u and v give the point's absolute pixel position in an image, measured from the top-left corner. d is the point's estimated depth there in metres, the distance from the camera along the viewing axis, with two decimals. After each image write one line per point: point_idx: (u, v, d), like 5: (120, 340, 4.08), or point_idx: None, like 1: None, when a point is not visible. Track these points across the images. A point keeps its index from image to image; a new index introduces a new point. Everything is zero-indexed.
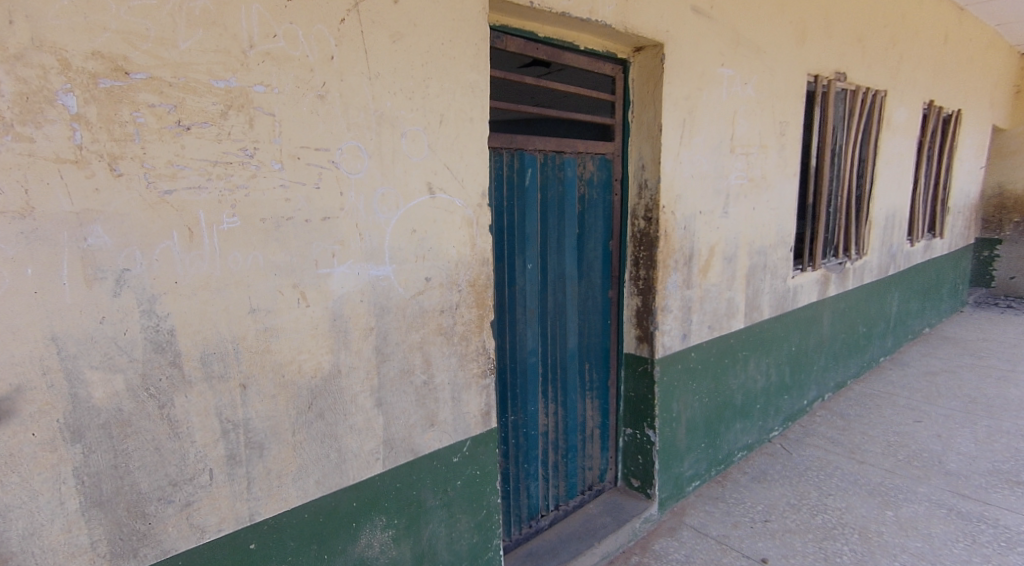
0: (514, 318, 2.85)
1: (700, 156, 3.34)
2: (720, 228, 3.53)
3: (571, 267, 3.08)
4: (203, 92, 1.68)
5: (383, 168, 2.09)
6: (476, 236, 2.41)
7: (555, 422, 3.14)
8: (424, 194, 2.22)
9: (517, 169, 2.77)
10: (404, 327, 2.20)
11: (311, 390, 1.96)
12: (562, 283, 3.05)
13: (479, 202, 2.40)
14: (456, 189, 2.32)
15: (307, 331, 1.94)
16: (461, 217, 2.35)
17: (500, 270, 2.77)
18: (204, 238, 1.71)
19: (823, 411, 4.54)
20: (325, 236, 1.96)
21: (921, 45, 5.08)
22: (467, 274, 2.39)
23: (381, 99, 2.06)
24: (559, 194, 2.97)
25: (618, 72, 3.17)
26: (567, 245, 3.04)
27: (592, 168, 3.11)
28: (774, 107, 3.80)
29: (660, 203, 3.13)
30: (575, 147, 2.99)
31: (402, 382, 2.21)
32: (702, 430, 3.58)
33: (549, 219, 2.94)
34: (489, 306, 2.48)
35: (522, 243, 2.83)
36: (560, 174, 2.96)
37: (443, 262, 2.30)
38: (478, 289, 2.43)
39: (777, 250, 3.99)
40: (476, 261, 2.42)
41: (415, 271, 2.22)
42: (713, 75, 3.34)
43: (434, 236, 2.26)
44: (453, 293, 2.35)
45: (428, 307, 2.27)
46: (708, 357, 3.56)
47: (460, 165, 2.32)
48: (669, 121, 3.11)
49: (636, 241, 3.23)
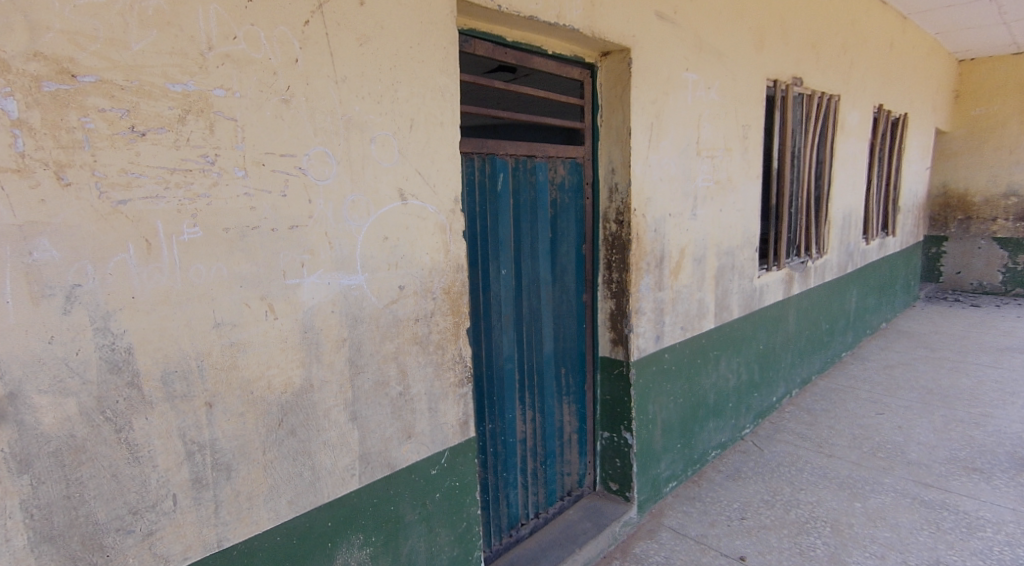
0: (490, 325, 2.80)
1: (668, 160, 3.36)
2: (689, 230, 3.56)
3: (545, 272, 3.06)
4: (158, 96, 1.59)
5: (352, 174, 2.02)
6: (449, 242, 2.36)
7: (533, 429, 3.10)
8: (396, 200, 2.16)
9: (490, 173, 2.73)
10: (378, 338, 2.13)
11: (281, 406, 1.87)
12: (536, 288, 3.02)
13: (452, 208, 2.35)
14: (428, 195, 2.26)
15: (276, 345, 1.86)
16: (434, 223, 2.29)
17: (474, 277, 2.72)
18: (162, 250, 1.61)
19: (791, 407, 4.60)
20: (293, 245, 1.88)
21: (871, 50, 5.25)
22: (441, 281, 2.33)
23: (349, 103, 2.00)
24: (532, 199, 2.94)
25: (586, 77, 3.16)
26: (541, 250, 3.02)
27: (563, 172, 3.09)
28: (737, 111, 3.85)
29: (631, 207, 3.13)
30: (546, 151, 2.97)
31: (377, 395, 2.13)
32: (677, 431, 3.59)
33: (523, 223, 2.91)
34: (465, 313, 2.42)
35: (496, 248, 2.79)
36: (532, 178, 2.93)
37: (416, 270, 2.24)
38: (453, 296, 2.38)
39: (744, 250, 4.05)
40: (450, 268, 2.36)
41: (388, 279, 2.15)
42: (678, 79, 3.37)
43: (407, 242, 2.20)
44: (428, 302, 2.29)
45: (402, 316, 2.20)
46: (681, 358, 3.58)
47: (432, 170, 2.27)
48: (637, 125, 3.12)
49: (609, 245, 3.22)
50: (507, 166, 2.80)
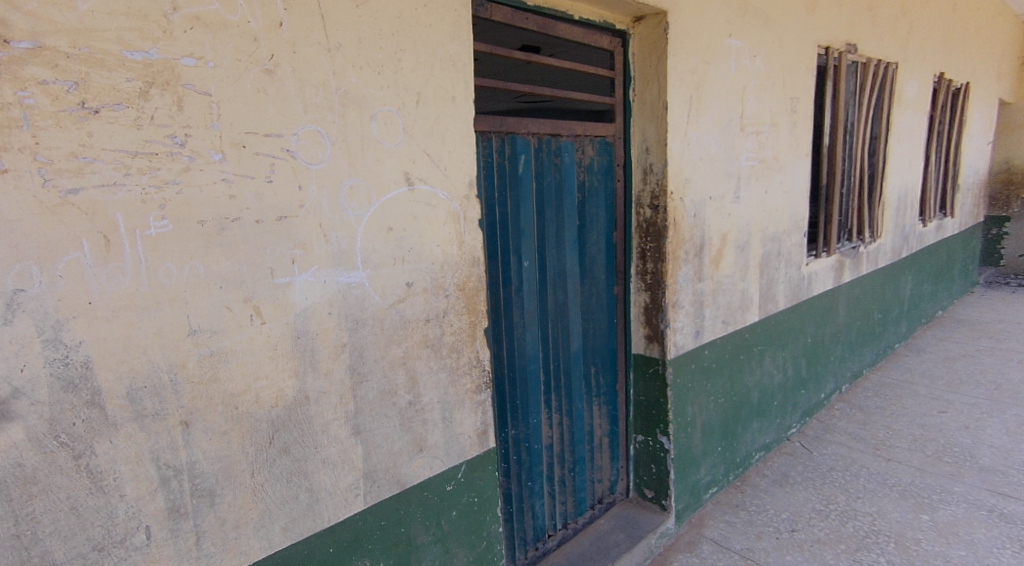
0: (511, 322, 2.55)
1: (709, 137, 3.04)
2: (731, 214, 3.23)
3: (573, 263, 2.78)
4: (112, 66, 1.36)
5: (350, 156, 1.78)
6: (464, 232, 2.10)
7: (560, 433, 2.84)
8: (401, 185, 1.90)
9: (509, 155, 2.46)
10: (383, 343, 1.89)
11: (272, 421, 1.65)
12: (563, 281, 2.75)
13: (467, 193, 2.09)
14: (438, 179, 2.00)
15: (264, 353, 1.63)
16: (447, 211, 2.04)
17: (493, 270, 2.46)
18: (124, 247, 1.39)
19: (842, 404, 4.26)
20: (281, 238, 1.65)
21: (931, 13, 4.79)
22: (455, 276, 2.07)
23: (344, 74, 1.74)
24: (557, 182, 2.66)
25: (616, 46, 2.85)
26: (568, 239, 2.74)
27: (592, 151, 2.79)
28: (785, 81, 3.49)
29: (667, 189, 2.82)
30: (572, 129, 2.68)
31: (383, 405, 1.90)
32: (718, 434, 3.30)
33: (547, 210, 2.63)
34: (482, 312, 2.17)
35: (517, 238, 2.52)
36: (558, 159, 2.65)
37: (427, 264, 1.99)
38: (469, 293, 2.12)
39: (791, 236, 3.70)
40: (466, 261, 2.10)
41: (394, 275, 1.91)
42: (720, 46, 3.04)
43: (415, 233, 1.95)
44: (441, 300, 2.04)
45: (411, 316, 1.95)
46: (722, 355, 3.27)
47: (443, 151, 2.00)
48: (674, 98, 2.81)
49: (642, 231, 2.92)
50: (529, 146, 2.53)
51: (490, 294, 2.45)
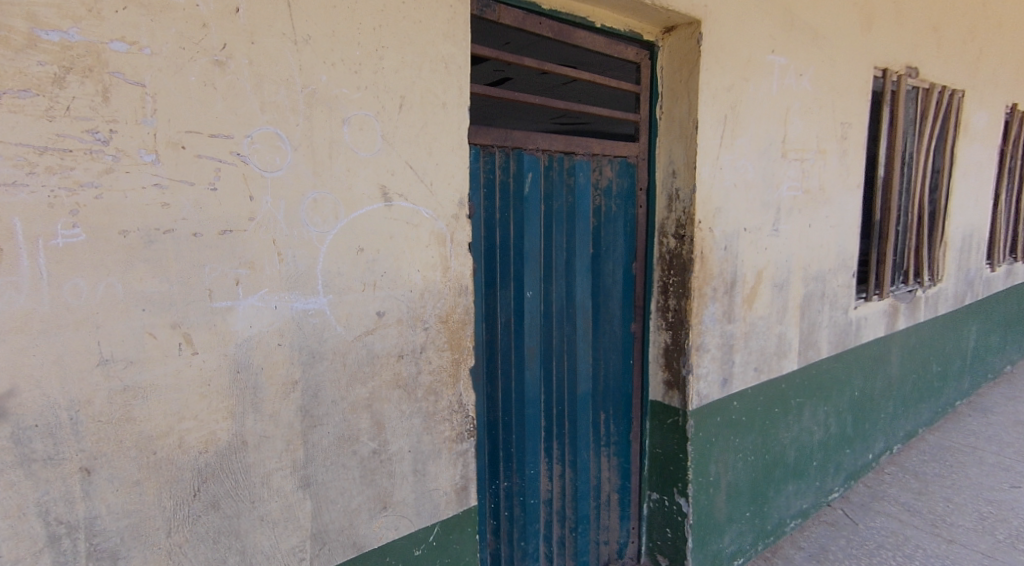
0: (507, 359, 2.27)
1: (744, 162, 2.72)
2: (769, 249, 2.90)
3: (585, 296, 2.49)
4: (20, 47, 1.15)
5: (316, 165, 1.54)
6: (450, 257, 1.84)
7: (562, 487, 2.53)
8: (376, 200, 1.66)
9: (513, 173, 2.21)
10: (344, 381, 1.63)
11: (198, 471, 1.40)
12: (572, 316, 2.46)
13: (456, 213, 1.84)
14: (422, 195, 1.75)
15: (193, 389, 1.38)
16: (431, 232, 1.78)
17: (489, 300, 2.20)
18: (20, 260, 1.17)
19: (892, 468, 3.80)
20: (223, 255, 1.41)
21: (1004, 38, 4.37)
22: (437, 307, 1.81)
23: (313, 71, 1.51)
24: (569, 206, 2.39)
25: (643, 58, 2.59)
26: (580, 269, 2.45)
27: (612, 173, 2.52)
28: (835, 105, 3.16)
29: (695, 217, 2.51)
30: (589, 148, 2.42)
31: (340, 454, 1.64)
32: (745, 496, 2.92)
33: (556, 236, 2.36)
34: (469, 348, 1.90)
35: (519, 266, 2.26)
36: (570, 180, 2.38)
37: (403, 292, 1.74)
38: (453, 327, 1.85)
39: (838, 276, 3.32)
40: (451, 291, 1.84)
41: (362, 303, 1.66)
42: (761, 63, 2.74)
43: (391, 256, 1.70)
44: (418, 334, 1.78)
45: (380, 351, 1.70)
46: (752, 407, 2.93)
47: (430, 163, 1.76)
48: (706, 117, 2.52)
49: (665, 264, 2.62)
50: (537, 165, 2.27)
51: (483, 326, 2.18)
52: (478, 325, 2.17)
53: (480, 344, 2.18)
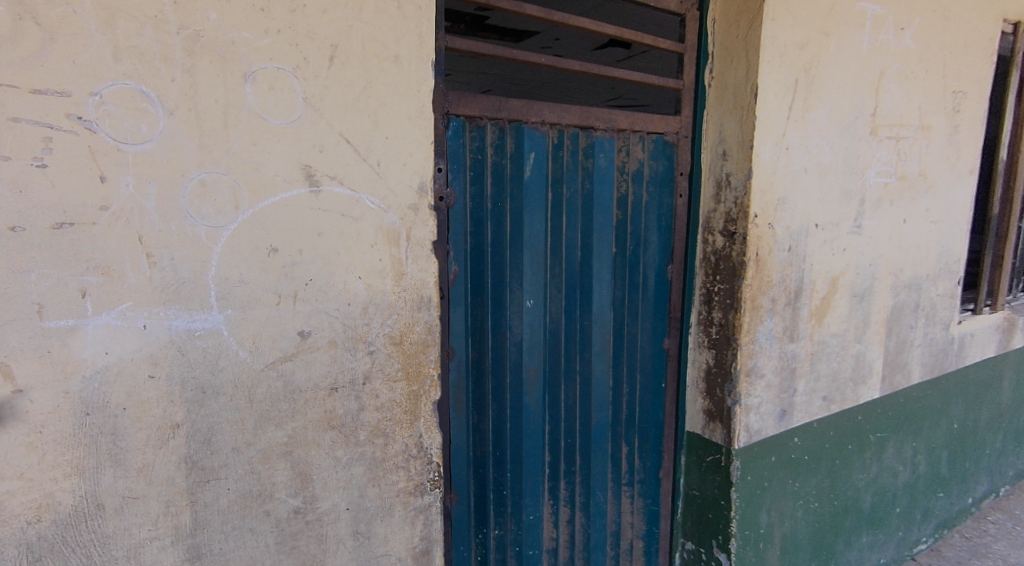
0: (502, 380, 1.90)
1: (820, 140, 2.15)
2: (848, 250, 2.32)
3: (604, 305, 2.04)
4: None
5: (203, 136, 1.15)
6: (406, 259, 1.42)
7: (571, 535, 2.10)
8: (299, 184, 1.26)
9: (512, 154, 1.79)
10: (250, 423, 1.24)
11: (29, 545, 1.06)
12: (586, 329, 2.03)
13: (416, 202, 1.42)
14: (365, 178, 1.34)
15: (17, 440, 1.03)
16: (379, 226, 1.38)
17: (476, 310, 1.81)
18: None
19: (998, 515, 3.12)
20: (61, 259, 1.04)
21: None
22: (386, 324, 1.40)
23: (196, 6, 1.12)
24: (584, 195, 1.94)
25: (690, 8, 2.06)
26: (598, 272, 2.01)
27: (644, 153, 2.02)
28: (946, 69, 2.51)
29: (750, 211, 2.00)
30: (613, 121, 1.94)
31: (247, 516, 1.26)
32: (806, 552, 2.38)
33: (565, 232, 1.93)
34: (432, 378, 1.49)
35: (514, 269, 1.86)
36: (587, 162, 1.93)
37: (338, 305, 1.34)
38: (409, 351, 1.44)
39: (938, 283, 2.68)
40: (407, 304, 1.43)
41: (276, 321, 1.26)
42: (848, 13, 2.15)
43: (319, 257, 1.30)
44: (360, 360, 1.37)
45: (303, 384, 1.30)
46: (819, 443, 2.37)
47: (377, 136, 1.35)
48: (768, 81, 1.98)
49: (710, 268, 2.14)
50: (544, 144, 1.84)
51: (468, 340, 1.81)
52: (458, 340, 1.77)
53: (462, 362, 1.79)
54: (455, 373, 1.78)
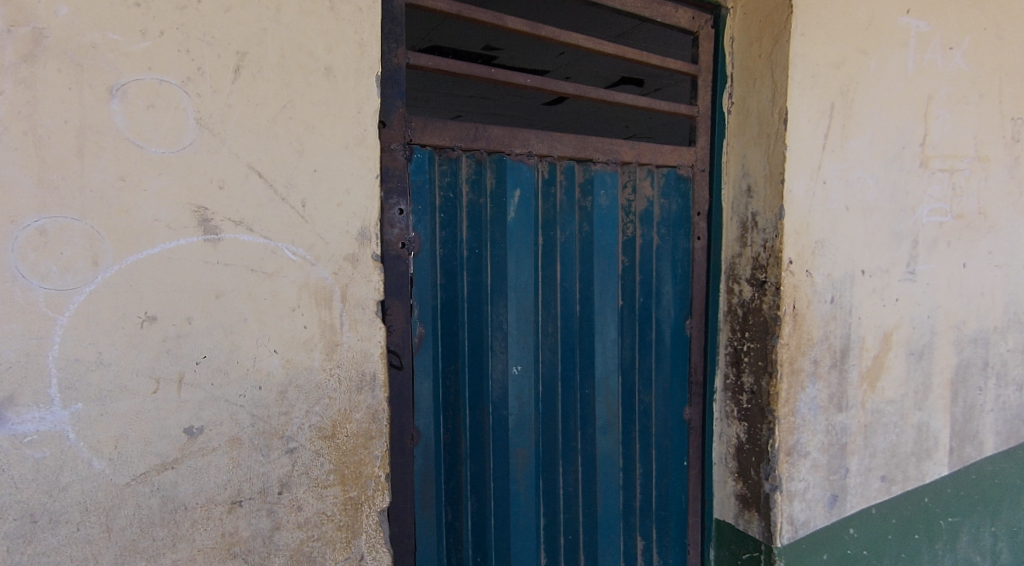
0: (482, 467, 1.53)
1: (864, 173, 1.82)
2: (901, 301, 1.95)
3: (609, 370, 1.68)
4: None
5: (46, 169, 0.86)
6: (343, 326, 1.11)
7: None
8: (191, 231, 0.97)
9: (492, 191, 1.47)
10: (107, 560, 0.94)
11: None
12: (587, 400, 1.66)
13: (355, 253, 1.11)
14: (284, 224, 1.04)
15: None
16: (303, 285, 1.07)
17: (449, 380, 1.47)
18: None
19: None
20: None
21: None
22: (314, 412, 1.09)
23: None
24: (581, 239, 1.61)
25: (703, 26, 1.76)
26: (602, 331, 1.65)
27: (653, 190, 1.70)
28: (1004, 91, 2.17)
29: (783, 256, 1.66)
30: (616, 153, 1.62)
31: None
32: None
33: (560, 283, 1.59)
34: (377, 481, 1.17)
35: (497, 329, 1.51)
36: (586, 200, 1.60)
37: (244, 390, 1.03)
38: (345, 447, 1.13)
39: (1008, 337, 2.28)
40: (342, 385, 1.12)
41: (152, 416, 0.96)
42: (891, 26, 1.84)
43: (217, 329, 1.00)
44: (275, 463, 1.07)
45: (189, 500, 1.00)
46: (876, 535, 1.96)
47: (302, 168, 1.05)
48: (799, 105, 1.66)
49: (738, 323, 1.78)
50: (531, 178, 1.51)
51: (439, 417, 1.47)
52: (425, 419, 1.43)
53: (432, 446, 1.45)
54: (422, 459, 1.43)
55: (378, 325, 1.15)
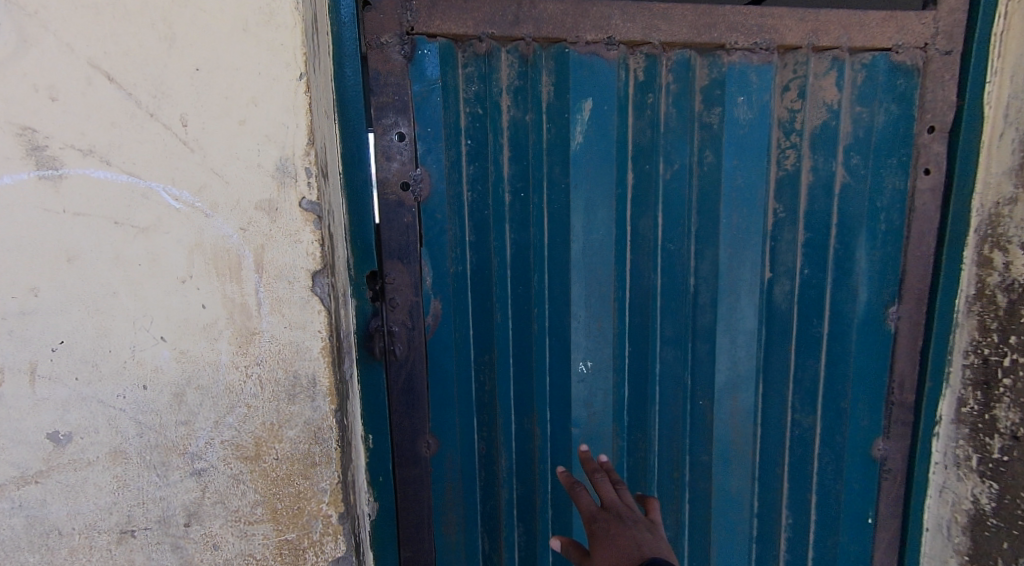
0: (526, 493, 1.09)
1: None
2: None
3: (750, 374, 1.12)
4: None
5: None
6: (264, 308, 0.77)
7: None
8: (23, 163, 0.70)
9: (548, 107, 1.01)
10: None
11: None
12: (703, 413, 1.12)
13: (273, 199, 0.75)
14: (158, 153, 0.72)
15: None
16: (194, 246, 0.74)
17: (480, 376, 1.05)
18: None
19: None
20: None
21: None
22: (232, 427, 0.78)
23: None
24: (699, 176, 1.07)
25: None
26: (738, 315, 1.10)
27: (842, 92, 1.05)
28: None
29: None
30: (773, 35, 1.03)
31: None
32: None
33: (662, 243, 1.07)
34: (327, 524, 0.83)
35: (552, 307, 1.05)
36: (713, 113, 1.05)
37: (123, 390, 0.76)
38: (275, 474, 0.80)
39: None
40: (265, 390, 0.78)
41: (3, 416, 0.74)
42: None
43: (75, 304, 0.73)
44: (177, 487, 0.79)
45: (63, 523, 0.77)
46: None
47: (177, 67, 0.71)
48: None
49: (998, 317, 1.03)
50: (611, 85, 1.01)
51: (462, 429, 1.06)
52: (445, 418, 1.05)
53: (456, 460, 1.06)
54: (440, 477, 1.06)
55: (314, 307, 0.78)
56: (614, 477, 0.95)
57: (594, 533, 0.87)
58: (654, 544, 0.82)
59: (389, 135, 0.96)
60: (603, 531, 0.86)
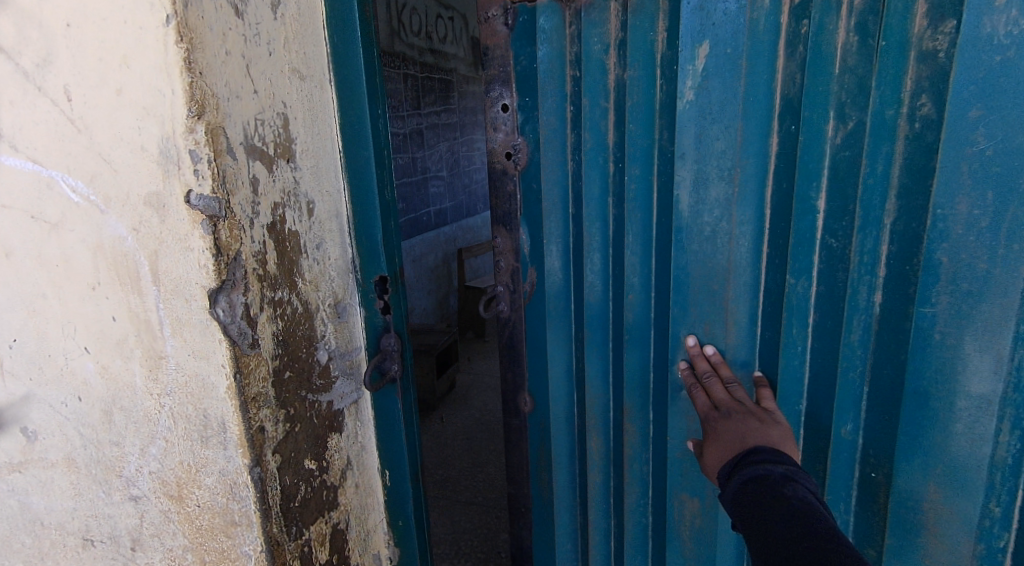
0: (618, 486, 0.97)
1: None
2: None
3: (971, 463, 0.69)
4: None
5: None
6: (164, 330, 0.62)
7: None
8: None
9: (660, 59, 0.78)
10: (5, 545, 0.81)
11: None
12: (876, 495, 0.76)
13: (159, 192, 0.58)
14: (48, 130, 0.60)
15: None
16: (95, 247, 0.62)
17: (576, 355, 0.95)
18: None
19: None
20: None
21: None
22: (157, 458, 0.67)
23: None
24: (907, 140, 0.66)
25: None
26: (962, 369, 0.67)
27: None
28: None
29: None
30: None
31: None
32: None
33: (825, 235, 0.72)
34: None
35: (654, 301, 0.86)
36: (943, 32, 0.62)
37: (63, 398, 0.69)
38: (198, 523, 0.67)
39: None
40: (178, 427, 0.65)
41: None
42: None
43: (16, 302, 0.68)
44: (119, 508, 0.71)
45: (47, 518, 0.76)
46: None
47: (51, 22, 0.57)
48: None
49: None
50: (741, 25, 0.71)
51: (556, 396, 0.98)
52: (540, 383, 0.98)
53: (553, 423, 1.00)
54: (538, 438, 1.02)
55: (215, 335, 0.60)
56: (724, 376, 0.78)
57: (705, 429, 0.74)
58: (763, 437, 0.68)
59: (496, 107, 0.89)
60: (713, 427, 0.73)
